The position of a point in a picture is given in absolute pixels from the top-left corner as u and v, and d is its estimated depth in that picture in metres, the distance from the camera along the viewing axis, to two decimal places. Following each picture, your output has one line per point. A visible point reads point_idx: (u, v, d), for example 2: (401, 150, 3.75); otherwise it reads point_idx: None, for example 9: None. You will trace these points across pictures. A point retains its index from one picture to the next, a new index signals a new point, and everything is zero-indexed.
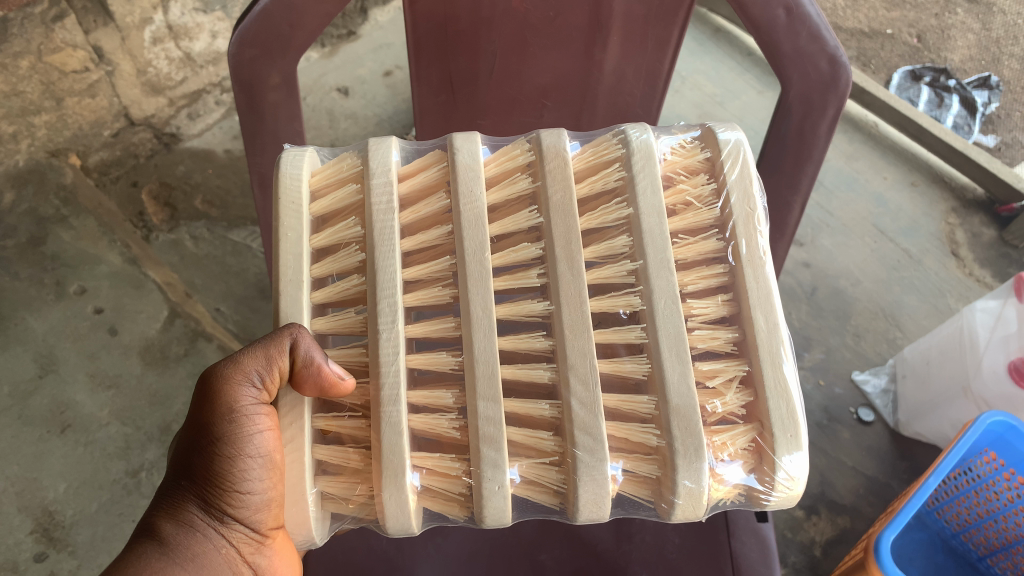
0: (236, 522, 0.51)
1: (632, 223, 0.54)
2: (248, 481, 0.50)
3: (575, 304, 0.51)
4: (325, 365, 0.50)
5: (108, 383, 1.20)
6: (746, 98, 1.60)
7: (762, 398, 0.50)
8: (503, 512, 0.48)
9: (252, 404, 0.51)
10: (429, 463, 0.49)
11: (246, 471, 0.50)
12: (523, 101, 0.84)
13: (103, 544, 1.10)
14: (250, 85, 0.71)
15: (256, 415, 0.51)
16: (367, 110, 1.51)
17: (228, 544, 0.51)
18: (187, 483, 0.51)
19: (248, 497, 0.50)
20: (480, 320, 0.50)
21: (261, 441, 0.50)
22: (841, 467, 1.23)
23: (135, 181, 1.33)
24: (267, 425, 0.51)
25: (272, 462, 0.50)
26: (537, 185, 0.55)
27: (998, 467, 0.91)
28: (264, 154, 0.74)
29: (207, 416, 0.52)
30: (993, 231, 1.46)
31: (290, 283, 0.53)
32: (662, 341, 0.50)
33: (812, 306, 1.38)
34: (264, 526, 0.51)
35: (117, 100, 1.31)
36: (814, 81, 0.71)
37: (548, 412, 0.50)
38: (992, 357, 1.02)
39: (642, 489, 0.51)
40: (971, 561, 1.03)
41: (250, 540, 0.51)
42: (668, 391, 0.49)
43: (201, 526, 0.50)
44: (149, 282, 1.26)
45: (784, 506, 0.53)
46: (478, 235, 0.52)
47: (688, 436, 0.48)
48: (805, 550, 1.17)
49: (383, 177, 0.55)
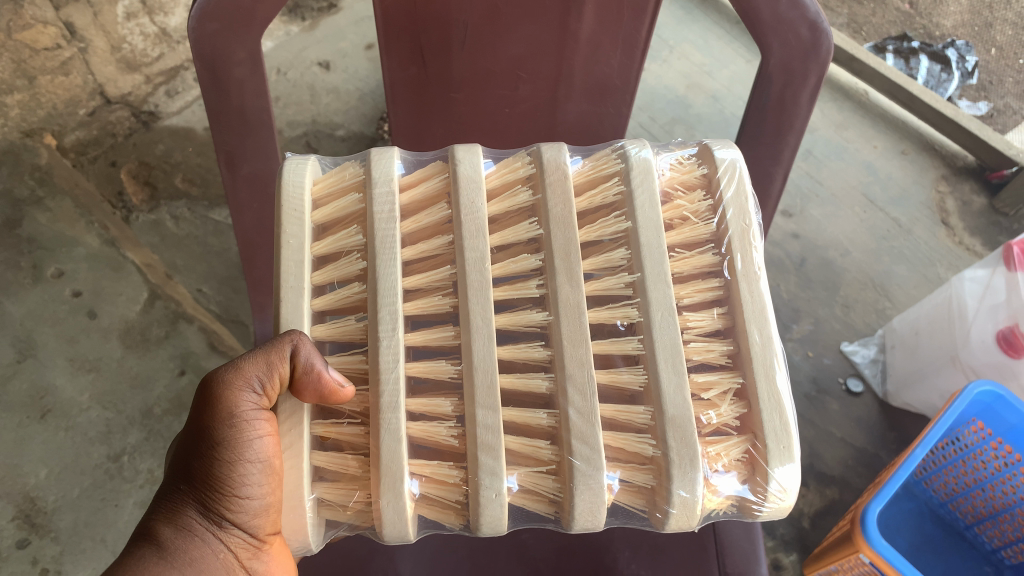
0: (235, 527, 0.49)
1: (629, 236, 0.53)
2: (248, 486, 0.48)
3: (574, 315, 0.50)
4: (326, 372, 0.49)
5: (88, 366, 1.18)
6: (735, 67, 1.58)
7: (756, 409, 0.49)
8: (499, 520, 0.47)
9: (252, 409, 0.50)
10: (427, 470, 0.48)
11: (245, 475, 0.48)
12: (498, 73, 0.81)
13: (85, 529, 1.08)
14: (214, 61, 0.66)
15: (256, 421, 0.49)
16: (349, 84, 1.48)
17: (226, 549, 0.49)
18: (187, 487, 0.50)
19: (246, 502, 0.49)
20: (479, 328, 0.49)
21: (260, 446, 0.49)
22: (829, 438, 1.23)
23: (114, 161, 1.31)
24: (267, 431, 0.50)
25: (271, 467, 0.49)
26: (537, 197, 0.54)
27: (985, 437, 0.91)
28: (230, 132, 0.70)
29: (205, 418, 0.51)
30: (983, 199, 1.44)
31: (291, 289, 0.51)
32: (659, 352, 0.49)
33: (800, 277, 1.36)
34: (262, 531, 0.50)
35: (91, 77, 1.30)
36: (794, 49, 0.69)
37: (546, 421, 0.49)
38: (980, 327, 1.01)
39: (638, 499, 0.50)
40: (958, 530, 1.03)
41: (248, 545, 0.50)
42: (672, 396, 0.48)
43: (200, 531, 0.49)
44: (128, 264, 1.25)
45: (778, 517, 0.51)
46: (478, 244, 0.51)
47: (684, 446, 0.47)
48: (794, 522, 1.16)
49: (385, 186, 0.53)
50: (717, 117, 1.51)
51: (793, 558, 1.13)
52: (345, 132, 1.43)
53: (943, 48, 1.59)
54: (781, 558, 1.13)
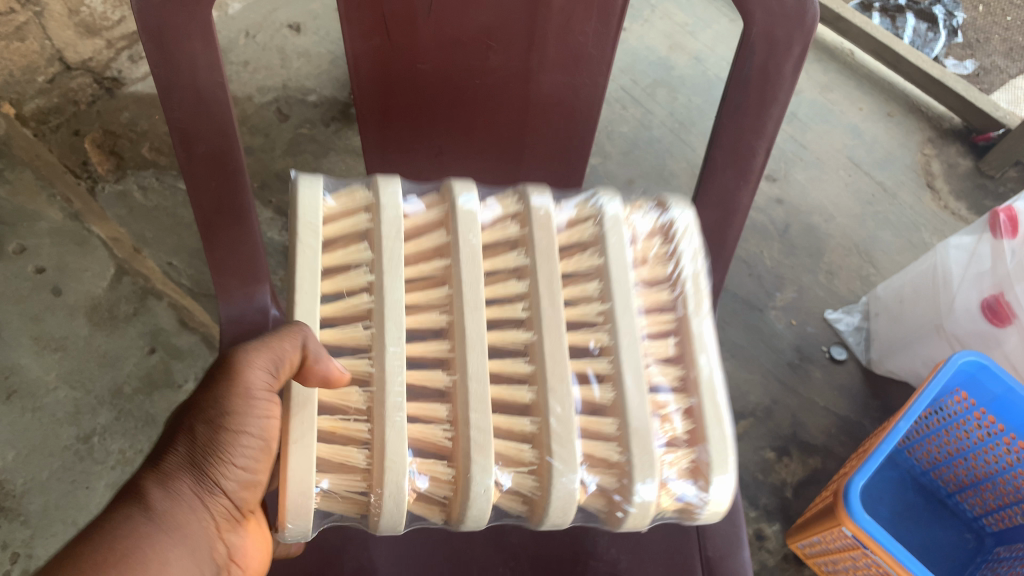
0: (224, 496, 0.45)
1: (602, 271, 0.52)
2: (244, 456, 0.46)
3: (555, 333, 0.49)
4: (337, 360, 0.48)
5: (54, 346, 1.14)
6: (717, 27, 1.54)
7: (702, 426, 0.48)
8: (481, 518, 0.45)
9: (263, 384, 0.47)
10: (425, 467, 0.46)
11: (245, 445, 0.46)
12: (467, 43, 0.72)
13: (55, 512, 1.04)
14: (161, 34, 0.61)
15: (267, 396, 0.47)
16: (320, 47, 1.43)
17: (211, 518, 0.44)
18: (176, 450, 0.45)
19: (238, 473, 0.46)
20: (473, 342, 0.48)
21: (264, 422, 0.46)
22: (813, 408, 1.20)
23: (76, 129, 1.28)
24: (273, 408, 0.47)
25: (268, 444, 0.47)
26: (524, 233, 0.53)
27: (969, 406, 0.90)
28: (184, 108, 0.64)
29: (215, 384, 0.47)
30: (970, 162, 1.42)
31: (304, 294, 0.49)
32: (628, 371, 0.48)
33: (784, 244, 1.34)
34: (247, 504, 0.47)
35: (48, 42, 1.30)
36: (778, 17, 0.62)
37: (529, 425, 0.47)
38: (965, 296, 1.00)
39: (597, 499, 0.48)
40: (940, 497, 1.02)
41: (231, 519, 0.45)
42: (638, 408, 0.47)
43: (189, 492, 0.43)
44: (93, 238, 1.21)
45: (713, 521, 0.49)
46: (473, 271, 0.50)
47: (648, 456, 0.46)
48: (777, 492, 1.12)
49: (394, 210, 0.52)
50: (700, 78, 1.48)
51: (776, 528, 1.10)
52: (317, 98, 1.38)
53: (929, 6, 1.56)
54: (764, 529, 1.10)
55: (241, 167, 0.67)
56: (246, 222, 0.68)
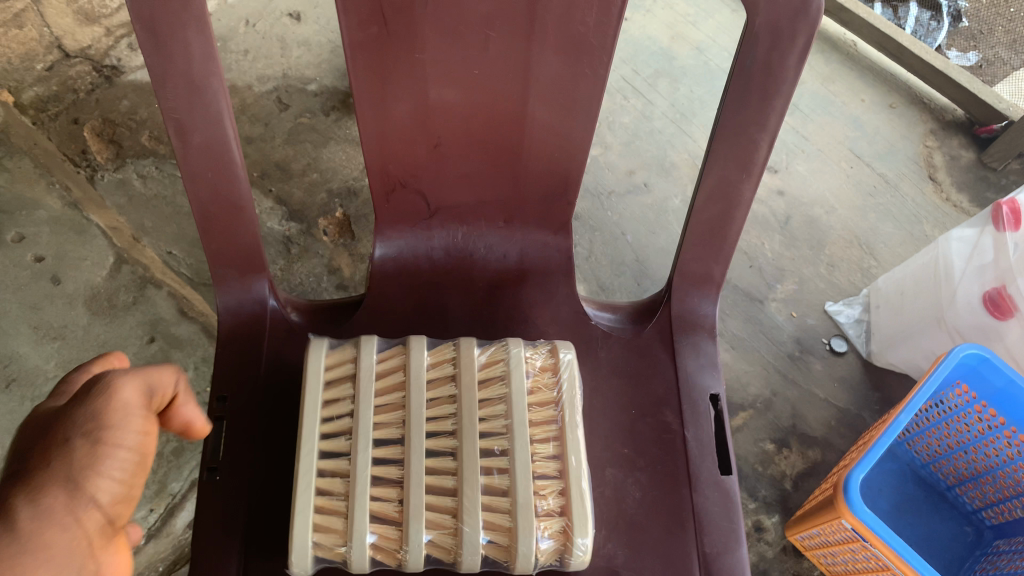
0: (94, 513, 0.39)
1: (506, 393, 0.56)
2: (115, 467, 0.41)
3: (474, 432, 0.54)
4: (197, 409, 0.50)
5: (53, 334, 1.12)
6: (720, 17, 1.54)
7: (573, 516, 0.52)
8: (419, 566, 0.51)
9: (138, 401, 0.44)
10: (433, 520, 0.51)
11: (111, 460, 0.41)
12: (468, 33, 0.64)
13: None
14: (155, 25, 0.55)
15: (136, 415, 0.43)
16: (320, 37, 1.43)
17: (84, 532, 0.38)
18: (30, 468, 0.40)
19: (107, 488, 0.40)
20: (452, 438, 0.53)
21: (132, 435, 0.42)
22: (812, 399, 1.19)
23: (76, 118, 1.29)
24: (143, 427, 0.43)
25: (139, 458, 0.42)
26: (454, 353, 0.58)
27: (970, 400, 0.90)
28: (179, 99, 0.59)
29: (71, 407, 0.42)
30: (972, 154, 1.42)
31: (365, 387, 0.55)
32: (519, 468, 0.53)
33: (785, 236, 1.33)
34: (117, 523, 0.40)
35: (47, 30, 1.26)
36: (782, 7, 0.58)
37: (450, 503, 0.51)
38: (966, 289, 1.00)
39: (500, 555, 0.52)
40: (940, 491, 1.02)
41: (104, 538, 0.39)
42: (522, 486, 0.52)
43: (54, 504, 0.38)
44: (92, 227, 1.20)
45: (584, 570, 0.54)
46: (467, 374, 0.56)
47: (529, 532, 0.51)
48: (776, 484, 1.12)
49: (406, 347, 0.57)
50: (701, 69, 1.47)
51: (775, 520, 1.10)
52: (317, 87, 1.37)
53: None
54: (763, 520, 1.09)
55: (240, 162, 0.63)
56: (244, 214, 0.66)
